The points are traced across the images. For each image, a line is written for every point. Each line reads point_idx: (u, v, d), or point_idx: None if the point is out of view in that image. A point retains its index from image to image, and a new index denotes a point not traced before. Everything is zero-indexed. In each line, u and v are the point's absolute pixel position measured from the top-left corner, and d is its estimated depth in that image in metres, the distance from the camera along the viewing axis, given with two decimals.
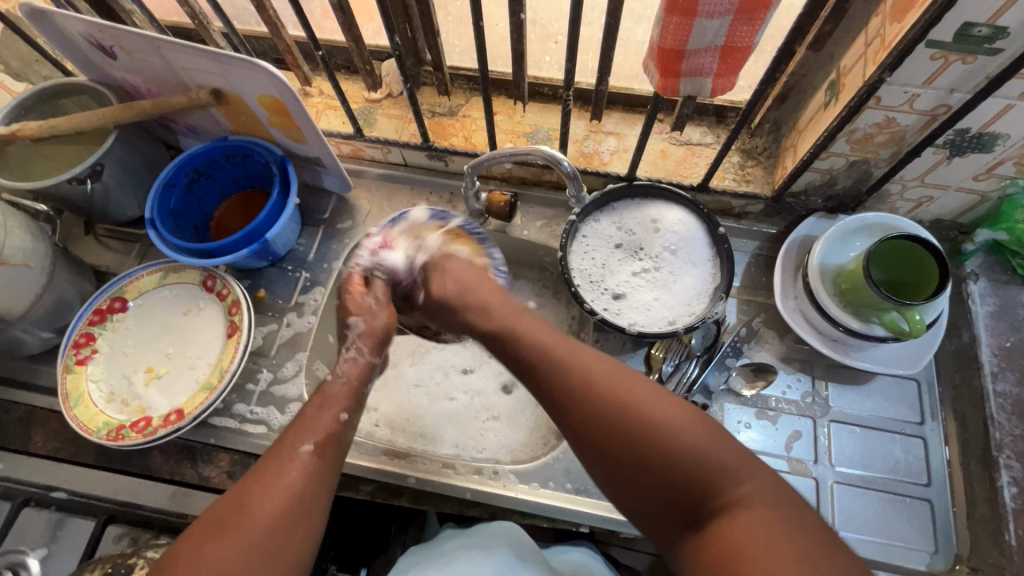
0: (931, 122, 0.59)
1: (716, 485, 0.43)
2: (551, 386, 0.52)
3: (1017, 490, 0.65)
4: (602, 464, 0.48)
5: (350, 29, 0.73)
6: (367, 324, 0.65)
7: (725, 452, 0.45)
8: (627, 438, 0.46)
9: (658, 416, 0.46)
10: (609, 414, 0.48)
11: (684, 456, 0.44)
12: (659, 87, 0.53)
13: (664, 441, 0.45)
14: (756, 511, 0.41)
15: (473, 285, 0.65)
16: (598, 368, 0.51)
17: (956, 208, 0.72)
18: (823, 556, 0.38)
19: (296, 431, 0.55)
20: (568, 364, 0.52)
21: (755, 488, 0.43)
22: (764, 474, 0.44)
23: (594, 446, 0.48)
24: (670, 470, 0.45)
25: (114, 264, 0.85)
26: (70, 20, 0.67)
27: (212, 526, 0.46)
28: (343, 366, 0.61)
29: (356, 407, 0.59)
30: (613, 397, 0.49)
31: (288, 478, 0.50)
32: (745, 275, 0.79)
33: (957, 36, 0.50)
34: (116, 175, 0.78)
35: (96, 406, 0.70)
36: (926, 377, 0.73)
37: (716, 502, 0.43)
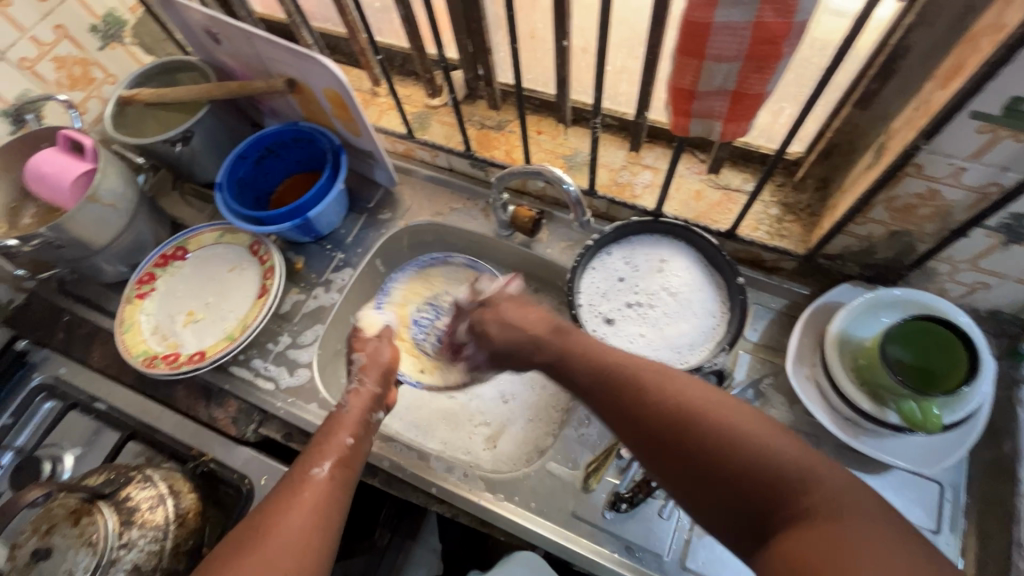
0: (981, 201, 0.54)
1: (786, 492, 0.43)
2: (610, 394, 0.54)
3: None
4: (666, 470, 0.49)
5: (415, 39, 0.80)
6: (369, 359, 0.72)
7: (794, 455, 0.44)
8: (689, 443, 0.47)
9: (727, 422, 0.47)
10: (668, 425, 0.49)
11: (752, 462, 0.44)
12: (671, 125, 0.53)
13: (728, 443, 0.46)
14: (835, 522, 0.40)
15: (507, 338, 0.65)
16: (656, 375, 0.52)
17: (1017, 301, 0.64)
18: (900, 547, 0.38)
19: (311, 454, 0.61)
20: (628, 377, 0.53)
21: (827, 495, 0.42)
22: (836, 475, 0.43)
23: (659, 454, 0.49)
24: (736, 476, 0.45)
25: (189, 218, 0.97)
26: (189, 8, 0.79)
27: (238, 541, 0.52)
28: (348, 397, 0.67)
29: (364, 433, 0.65)
30: (677, 405, 0.49)
31: (304, 496, 0.56)
32: (764, 332, 0.75)
33: (1007, 111, 0.45)
34: (203, 143, 0.90)
35: (142, 334, 0.80)
36: (952, 481, 0.65)
37: (790, 511, 0.42)
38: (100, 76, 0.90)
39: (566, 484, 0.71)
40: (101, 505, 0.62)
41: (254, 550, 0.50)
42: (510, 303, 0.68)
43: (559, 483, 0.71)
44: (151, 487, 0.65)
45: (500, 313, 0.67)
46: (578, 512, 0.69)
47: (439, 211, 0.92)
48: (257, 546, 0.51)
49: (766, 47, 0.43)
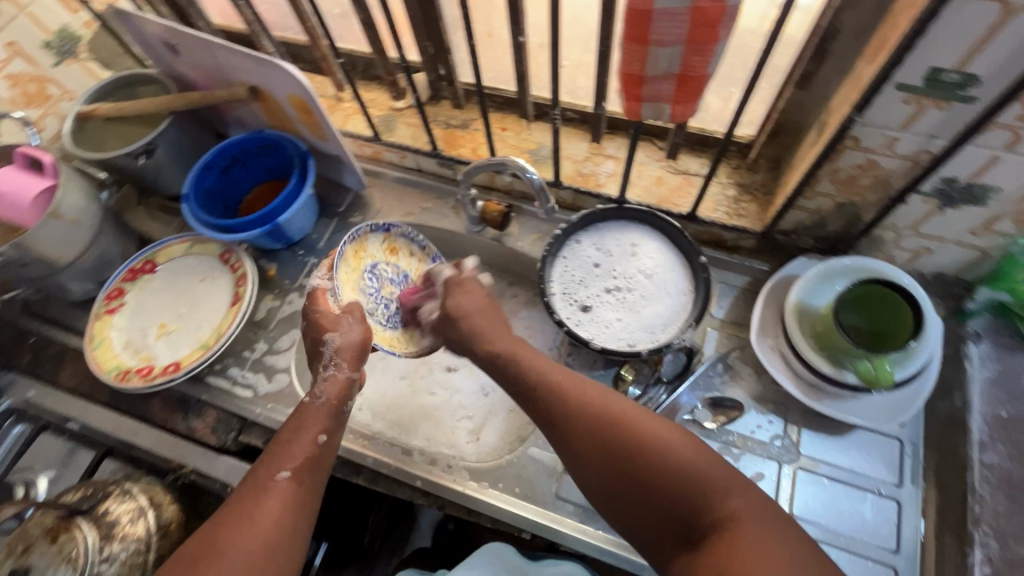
0: (915, 168, 0.58)
1: (707, 501, 0.49)
2: (556, 411, 0.59)
3: (990, 570, 0.60)
4: (604, 483, 0.54)
5: (376, 43, 0.81)
6: (343, 340, 0.68)
7: (715, 470, 0.51)
8: (628, 460, 0.53)
9: (663, 443, 0.52)
10: (612, 437, 0.54)
11: (680, 474, 0.51)
12: (624, 110, 0.55)
13: (661, 459, 0.52)
14: (749, 528, 0.47)
15: (458, 329, 0.70)
16: (600, 394, 0.58)
17: (958, 263, 0.68)
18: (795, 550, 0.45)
19: (276, 455, 0.61)
20: (576, 398, 0.58)
21: (741, 505, 0.49)
22: (751, 491, 0.50)
23: (596, 466, 0.55)
24: (664, 487, 0.51)
25: (156, 232, 0.97)
26: (145, 20, 0.79)
27: (195, 552, 0.53)
28: (325, 385, 0.67)
29: (335, 428, 0.64)
30: (618, 422, 0.55)
31: (268, 504, 0.57)
32: (729, 309, 0.78)
33: (928, 81, 0.49)
34: (167, 155, 0.90)
35: (114, 349, 0.79)
36: (911, 437, 0.69)
37: (710, 518, 0.49)
38: (56, 92, 0.89)
39: (549, 468, 0.73)
40: (79, 520, 0.62)
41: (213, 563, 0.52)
42: (476, 288, 0.72)
43: (542, 467, 0.73)
44: (130, 500, 0.64)
45: (467, 297, 0.71)
46: (561, 493, 0.71)
47: (410, 211, 0.93)
48: (216, 556, 0.52)
49: (704, 30, 0.46)
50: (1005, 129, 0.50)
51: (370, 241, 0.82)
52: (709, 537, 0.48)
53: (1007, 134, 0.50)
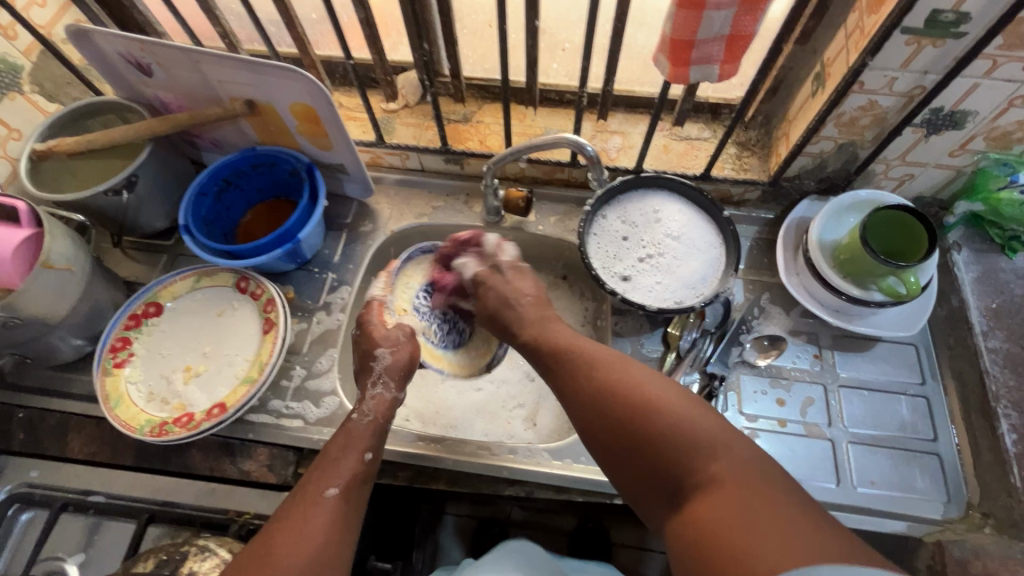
0: (909, 103, 0.66)
1: (693, 463, 0.49)
2: (563, 377, 0.62)
3: (1017, 436, 0.69)
4: (601, 445, 0.56)
5: (374, 42, 0.79)
6: (394, 356, 0.72)
7: (700, 432, 0.51)
8: (621, 421, 0.54)
9: (657, 405, 0.53)
10: (608, 400, 0.56)
11: (667, 434, 0.51)
12: (670, 76, 0.59)
13: (655, 421, 0.52)
14: (732, 487, 0.46)
15: (502, 316, 0.72)
16: (602, 360, 0.60)
17: (936, 184, 0.79)
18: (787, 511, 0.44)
19: (322, 473, 0.61)
20: (581, 366, 0.61)
21: (730, 465, 0.48)
22: (745, 451, 0.49)
23: (596, 426, 0.57)
24: (654, 445, 0.52)
25: (142, 275, 0.88)
26: (110, 38, 0.71)
27: (240, 570, 0.52)
28: (371, 404, 0.68)
29: (378, 446, 0.66)
30: (614, 386, 0.57)
31: (317, 520, 0.57)
32: (749, 257, 0.85)
33: (928, 22, 0.57)
34: (149, 187, 0.82)
35: (137, 405, 0.71)
36: (921, 341, 0.79)
37: (695, 480, 0.49)
38: (2, 133, 0.78)
39: None
40: None
41: (262, 573, 0.51)
42: (515, 277, 0.74)
43: None
44: (211, 558, 0.63)
45: (496, 290, 0.73)
46: None
47: (422, 213, 0.92)
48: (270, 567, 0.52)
49: None
50: (987, 58, 0.59)
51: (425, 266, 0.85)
52: (693, 492, 0.48)
53: (988, 62, 0.60)
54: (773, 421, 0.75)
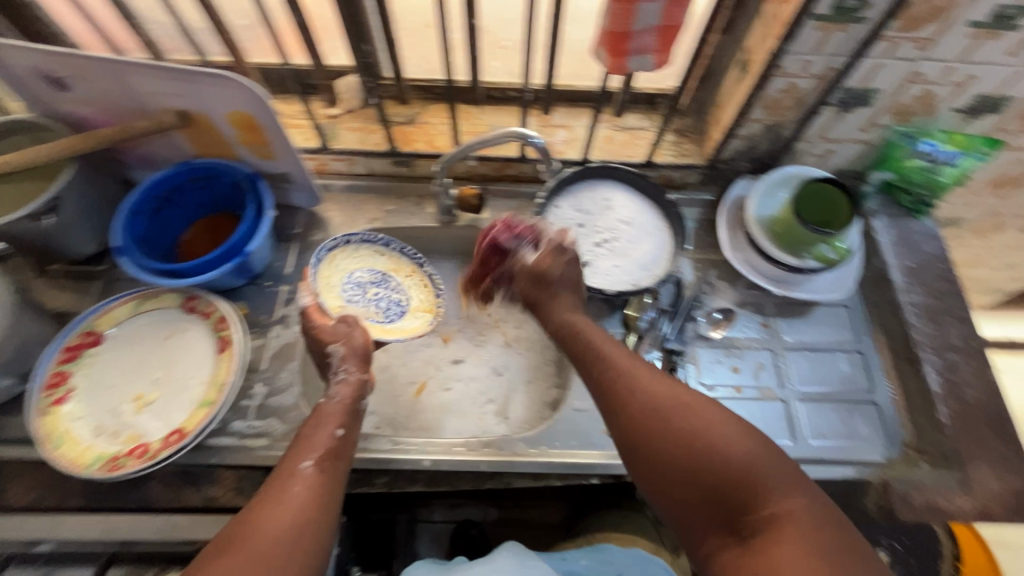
0: (824, 83, 0.72)
1: (755, 500, 0.49)
2: (616, 393, 0.58)
3: (940, 378, 0.77)
4: (652, 471, 0.54)
5: (311, 46, 0.77)
6: (347, 347, 0.70)
7: (761, 466, 0.50)
8: (681, 452, 0.52)
9: (725, 441, 0.51)
10: (667, 424, 0.54)
11: (735, 473, 0.50)
12: (610, 67, 0.61)
13: (715, 453, 0.51)
14: (794, 533, 0.46)
15: (536, 294, 0.73)
16: (658, 381, 0.58)
17: (852, 158, 0.86)
18: (851, 565, 0.44)
19: (296, 451, 0.59)
20: (640, 387, 0.57)
21: (792, 508, 0.48)
22: (806, 493, 0.49)
23: (644, 449, 0.54)
24: (718, 483, 0.50)
25: (74, 304, 0.82)
26: (19, 52, 0.66)
27: (215, 546, 0.49)
28: (337, 388, 0.67)
29: (352, 423, 0.64)
30: (675, 410, 0.54)
31: (295, 490, 0.54)
32: (695, 237, 0.90)
33: (834, 9, 0.62)
34: (75, 210, 0.77)
35: (83, 442, 0.66)
36: (853, 301, 0.86)
37: (754, 517, 0.48)
38: None
39: (595, 414, 0.77)
40: None
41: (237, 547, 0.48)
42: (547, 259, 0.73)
43: (588, 416, 0.77)
44: None
45: (535, 271, 0.73)
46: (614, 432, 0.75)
47: (374, 217, 0.90)
48: (249, 536, 0.49)
49: None
50: (886, 40, 0.66)
51: (337, 258, 0.82)
52: (758, 537, 0.48)
53: (887, 44, 0.66)
54: (730, 388, 0.79)
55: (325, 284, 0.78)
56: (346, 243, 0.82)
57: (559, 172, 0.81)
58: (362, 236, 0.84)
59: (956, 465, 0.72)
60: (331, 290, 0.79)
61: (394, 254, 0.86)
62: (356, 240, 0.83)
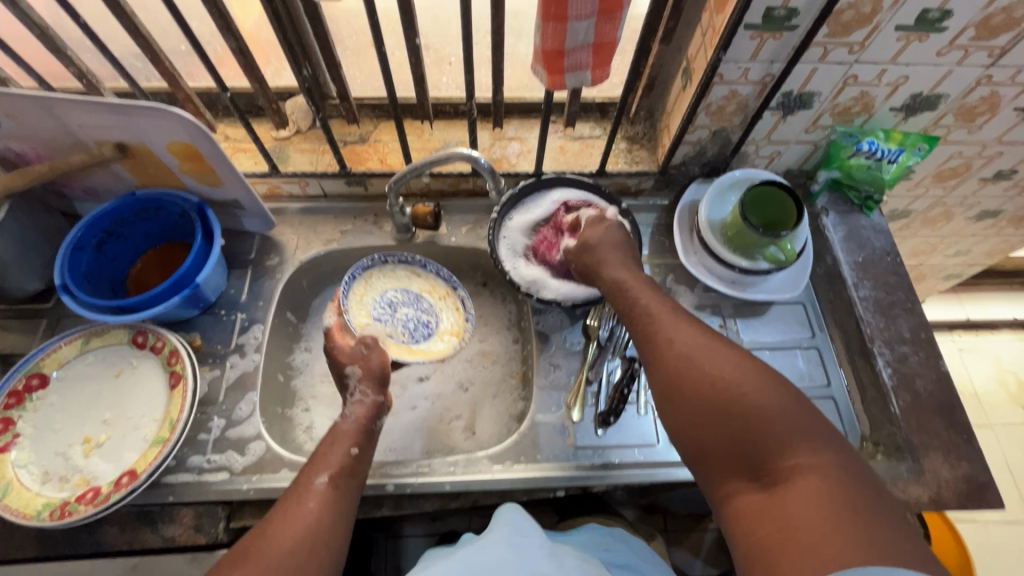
0: (764, 89, 0.74)
1: (781, 451, 0.50)
2: (656, 345, 0.60)
3: (892, 370, 0.79)
4: (682, 417, 0.56)
5: (252, 71, 0.76)
6: (364, 368, 0.69)
7: (790, 422, 0.51)
8: (714, 400, 0.54)
9: (756, 395, 0.52)
10: (705, 374, 0.55)
11: (764, 422, 0.51)
12: (549, 84, 0.62)
13: (748, 405, 0.52)
14: (817, 482, 0.48)
15: (589, 257, 0.72)
16: (697, 335, 0.59)
17: (799, 158, 0.88)
18: (872, 516, 0.45)
19: (311, 468, 0.60)
20: (678, 342, 0.58)
21: (818, 460, 0.49)
22: (834, 450, 0.50)
23: (682, 395, 0.56)
24: (749, 430, 0.51)
25: (19, 345, 0.80)
26: None
27: (232, 558, 0.50)
28: (352, 408, 0.67)
29: (366, 442, 0.65)
30: (714, 363, 0.55)
31: (306, 507, 0.55)
32: (652, 243, 0.90)
33: (765, 18, 0.64)
34: (14, 250, 0.75)
35: (30, 490, 0.64)
36: (807, 297, 0.88)
37: (779, 466, 0.50)
38: None
39: (558, 425, 0.77)
40: None
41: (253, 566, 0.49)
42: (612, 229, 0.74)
43: (552, 428, 0.77)
44: None
45: (593, 233, 0.73)
46: (578, 443, 0.76)
47: (330, 238, 0.89)
48: (257, 553, 0.50)
49: (612, 1, 0.54)
50: (818, 46, 0.67)
51: (373, 278, 0.84)
52: (782, 483, 0.49)
53: (820, 49, 0.68)
54: None
55: (356, 298, 0.81)
56: (382, 263, 0.86)
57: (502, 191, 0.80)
58: (403, 257, 0.86)
59: (907, 455, 0.74)
60: (363, 307, 0.81)
61: (428, 276, 0.87)
62: (397, 261, 0.86)
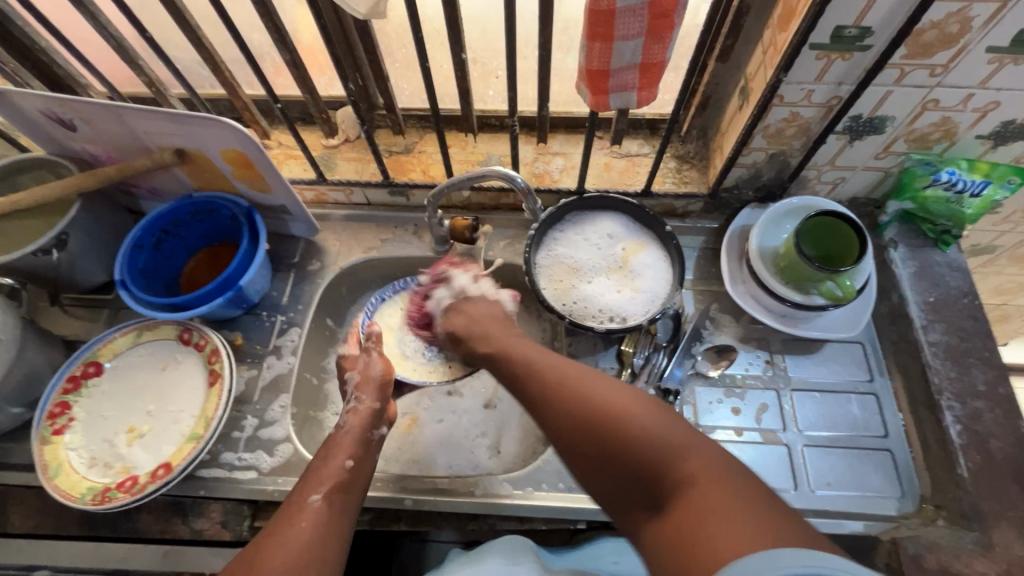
0: (829, 112, 0.68)
1: (669, 466, 0.46)
2: (532, 393, 0.58)
3: (961, 427, 0.71)
4: (569, 448, 0.53)
5: (304, 82, 0.78)
6: (362, 376, 0.71)
7: (669, 433, 0.48)
8: (586, 421, 0.51)
9: (622, 407, 0.51)
10: (576, 412, 0.52)
11: (637, 445, 0.48)
12: (592, 104, 0.59)
13: (620, 424, 0.49)
14: (704, 489, 0.43)
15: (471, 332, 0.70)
16: (573, 373, 0.57)
17: (867, 186, 0.81)
18: (769, 516, 0.40)
19: (308, 482, 0.60)
20: (550, 374, 0.58)
21: (703, 464, 0.45)
22: (718, 452, 0.46)
23: (568, 440, 0.53)
24: (614, 451, 0.49)
25: (82, 332, 0.85)
26: (28, 97, 0.69)
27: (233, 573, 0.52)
28: (347, 417, 0.67)
29: (362, 452, 0.64)
30: (585, 398, 0.53)
31: (300, 527, 0.55)
32: (697, 268, 0.86)
33: (833, 38, 0.59)
34: (82, 243, 0.79)
35: (78, 472, 0.69)
36: (868, 337, 0.81)
37: (670, 483, 0.45)
38: None
39: None
40: None
41: None
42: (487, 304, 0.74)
43: None
44: None
45: (467, 315, 0.72)
46: None
47: (370, 246, 0.91)
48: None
49: (661, 20, 0.51)
50: (894, 68, 0.61)
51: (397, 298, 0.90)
52: (674, 502, 0.44)
53: (896, 71, 0.62)
54: (730, 431, 0.75)
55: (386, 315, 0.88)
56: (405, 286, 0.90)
57: (539, 212, 0.79)
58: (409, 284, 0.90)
59: (975, 524, 0.67)
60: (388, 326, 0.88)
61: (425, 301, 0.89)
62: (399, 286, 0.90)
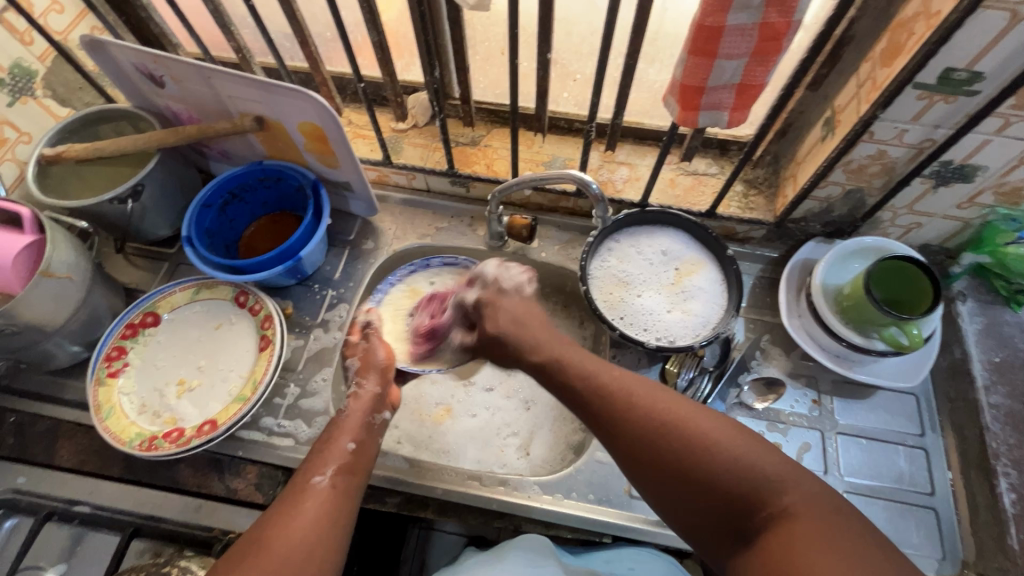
0: (919, 154, 0.66)
1: (763, 498, 0.46)
2: (602, 409, 0.54)
3: (1015, 496, 0.68)
4: (647, 471, 0.51)
5: (386, 65, 0.80)
6: (363, 361, 0.70)
7: (764, 462, 0.47)
8: (669, 446, 0.49)
9: (707, 433, 0.49)
10: (659, 437, 0.50)
11: (731, 474, 0.47)
12: (679, 119, 0.59)
13: (706, 453, 0.48)
14: (805, 523, 0.43)
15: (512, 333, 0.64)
16: (646, 390, 0.54)
17: (943, 234, 0.78)
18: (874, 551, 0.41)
19: (314, 462, 0.59)
20: (617, 390, 0.54)
21: (800, 495, 0.45)
22: (810, 484, 0.46)
23: (644, 463, 0.51)
24: (700, 480, 0.48)
25: (142, 281, 0.88)
26: (124, 50, 0.71)
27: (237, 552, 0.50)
28: (349, 402, 0.66)
29: (365, 437, 0.63)
30: (663, 420, 0.51)
31: (306, 507, 0.54)
32: (751, 296, 0.85)
33: (941, 79, 0.57)
34: (154, 196, 0.81)
35: (128, 417, 0.71)
36: (922, 391, 0.78)
37: (765, 513, 0.45)
38: (12, 136, 0.79)
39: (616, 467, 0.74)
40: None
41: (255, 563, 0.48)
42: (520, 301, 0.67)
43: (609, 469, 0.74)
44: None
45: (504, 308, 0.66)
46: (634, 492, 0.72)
47: (425, 233, 0.91)
48: (257, 555, 0.49)
49: (771, 43, 0.50)
50: (999, 117, 0.59)
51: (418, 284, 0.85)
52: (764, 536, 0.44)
53: (1000, 121, 0.59)
54: None
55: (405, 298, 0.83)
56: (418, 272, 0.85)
57: (608, 219, 0.78)
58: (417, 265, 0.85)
59: None
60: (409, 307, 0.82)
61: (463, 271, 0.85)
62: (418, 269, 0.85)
